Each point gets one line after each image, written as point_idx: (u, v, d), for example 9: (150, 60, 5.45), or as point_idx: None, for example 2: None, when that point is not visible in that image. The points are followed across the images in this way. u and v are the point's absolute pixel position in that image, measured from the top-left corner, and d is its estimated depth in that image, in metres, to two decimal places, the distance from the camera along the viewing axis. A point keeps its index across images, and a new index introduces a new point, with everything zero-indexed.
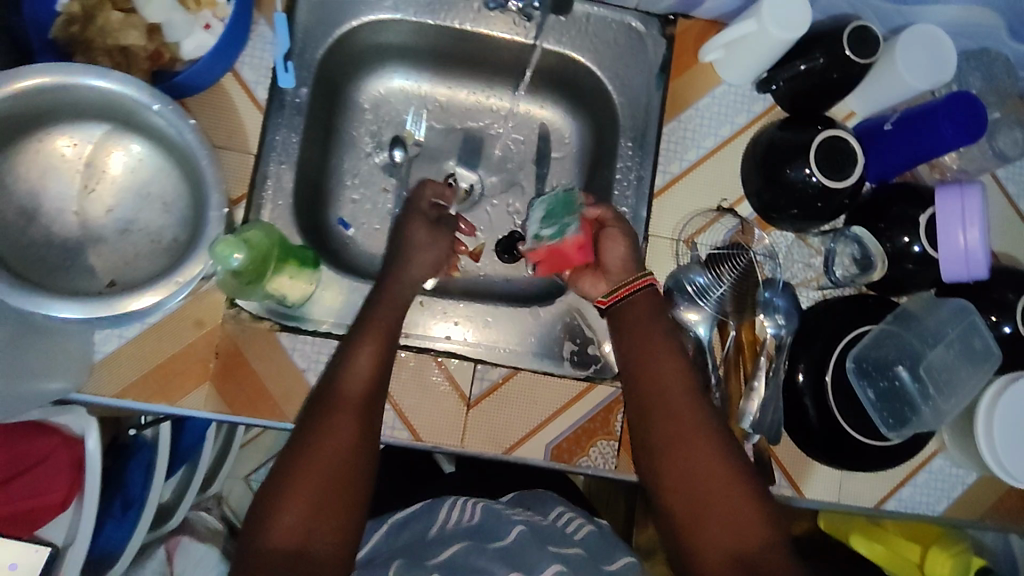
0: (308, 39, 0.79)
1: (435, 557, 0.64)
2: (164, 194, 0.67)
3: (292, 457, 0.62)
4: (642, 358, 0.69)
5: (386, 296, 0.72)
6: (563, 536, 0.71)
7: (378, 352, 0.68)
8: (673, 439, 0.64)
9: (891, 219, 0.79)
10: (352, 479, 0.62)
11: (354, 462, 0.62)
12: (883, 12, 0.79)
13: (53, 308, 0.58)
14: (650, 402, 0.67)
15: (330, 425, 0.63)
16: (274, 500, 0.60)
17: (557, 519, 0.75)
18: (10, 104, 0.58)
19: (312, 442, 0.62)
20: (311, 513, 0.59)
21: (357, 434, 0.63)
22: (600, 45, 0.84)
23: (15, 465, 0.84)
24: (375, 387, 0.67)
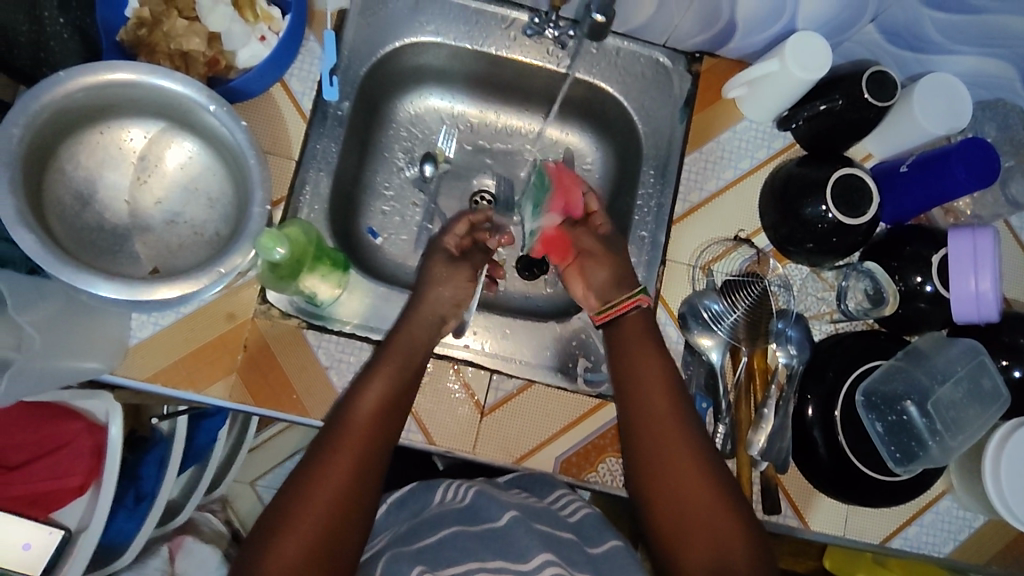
0: (354, 56, 0.84)
1: (420, 541, 0.67)
2: (210, 190, 0.71)
3: (310, 465, 0.64)
4: (645, 386, 0.72)
5: (422, 309, 0.76)
6: (557, 517, 0.71)
7: (398, 368, 0.71)
8: (670, 465, 0.67)
9: (903, 258, 0.80)
10: (366, 487, 0.64)
11: (370, 472, 0.65)
12: (902, 60, 0.82)
13: (96, 286, 0.60)
14: (650, 428, 0.69)
15: (348, 434, 0.66)
16: (291, 504, 0.62)
17: (551, 502, 0.74)
18: (82, 96, 0.62)
19: (329, 450, 0.65)
20: (327, 518, 0.61)
21: (373, 444, 0.66)
22: (628, 78, 0.88)
23: (37, 447, 0.86)
24: (392, 402, 0.69)
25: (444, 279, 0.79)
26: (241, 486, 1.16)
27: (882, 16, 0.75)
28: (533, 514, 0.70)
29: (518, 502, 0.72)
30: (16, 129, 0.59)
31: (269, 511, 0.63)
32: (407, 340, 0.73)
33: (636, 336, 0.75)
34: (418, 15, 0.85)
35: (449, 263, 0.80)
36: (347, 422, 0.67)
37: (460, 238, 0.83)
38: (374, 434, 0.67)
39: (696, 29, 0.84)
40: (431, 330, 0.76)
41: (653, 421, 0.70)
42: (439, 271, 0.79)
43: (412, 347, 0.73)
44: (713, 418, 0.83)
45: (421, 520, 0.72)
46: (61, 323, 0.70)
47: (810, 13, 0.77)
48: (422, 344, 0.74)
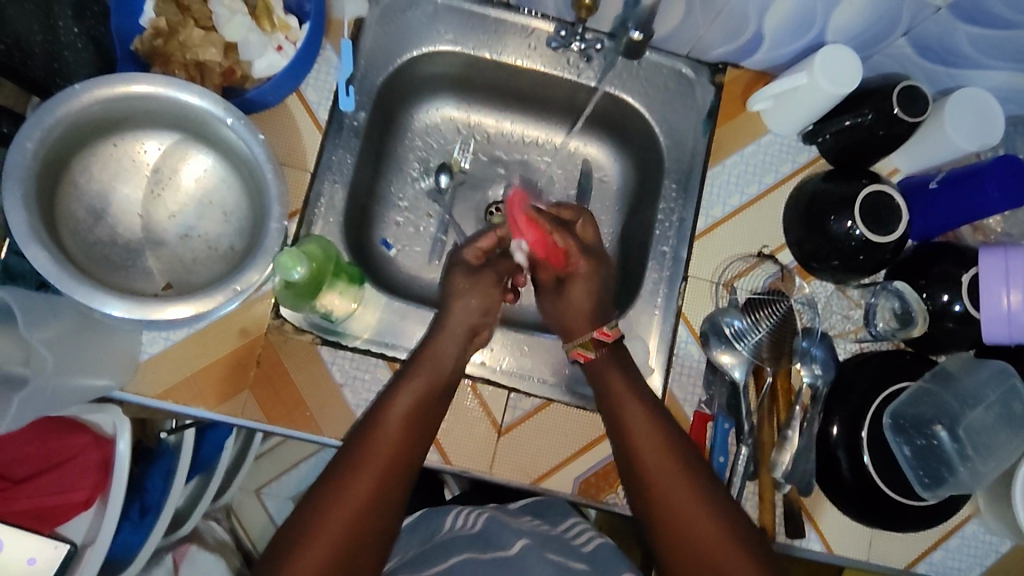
0: (370, 65, 0.82)
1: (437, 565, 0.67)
2: (225, 204, 0.69)
3: (330, 488, 0.63)
4: (642, 420, 0.71)
5: (446, 323, 0.74)
6: (571, 548, 0.71)
7: (422, 391, 0.70)
8: (677, 496, 0.67)
9: (933, 277, 0.78)
10: (383, 513, 0.63)
11: (389, 498, 0.64)
12: (933, 74, 0.80)
13: (104, 304, 0.59)
14: (654, 458, 0.69)
15: (368, 459, 0.65)
16: (306, 527, 0.61)
17: (564, 528, 0.75)
18: (97, 110, 0.61)
19: (349, 473, 0.64)
20: (341, 544, 0.60)
21: (394, 470, 0.65)
22: (650, 89, 0.86)
23: (42, 460, 0.81)
24: (416, 425, 0.68)
25: (465, 293, 0.76)
26: (246, 494, 1.13)
27: (914, 31, 0.74)
28: (545, 543, 0.70)
29: (531, 529, 0.72)
30: (30, 144, 0.58)
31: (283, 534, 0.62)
32: (432, 360, 0.72)
33: (612, 368, 0.75)
34: (436, 24, 0.83)
35: (470, 275, 0.78)
36: (370, 444, 0.66)
37: (481, 246, 0.80)
38: (396, 458, 0.66)
39: (721, 40, 0.82)
40: (460, 346, 0.74)
41: (659, 451, 0.69)
42: (460, 283, 0.77)
43: (438, 367, 0.72)
44: (735, 439, 0.81)
45: (433, 546, 0.71)
46: (76, 338, 0.68)
47: (841, 24, 0.76)
48: (449, 363, 0.72)
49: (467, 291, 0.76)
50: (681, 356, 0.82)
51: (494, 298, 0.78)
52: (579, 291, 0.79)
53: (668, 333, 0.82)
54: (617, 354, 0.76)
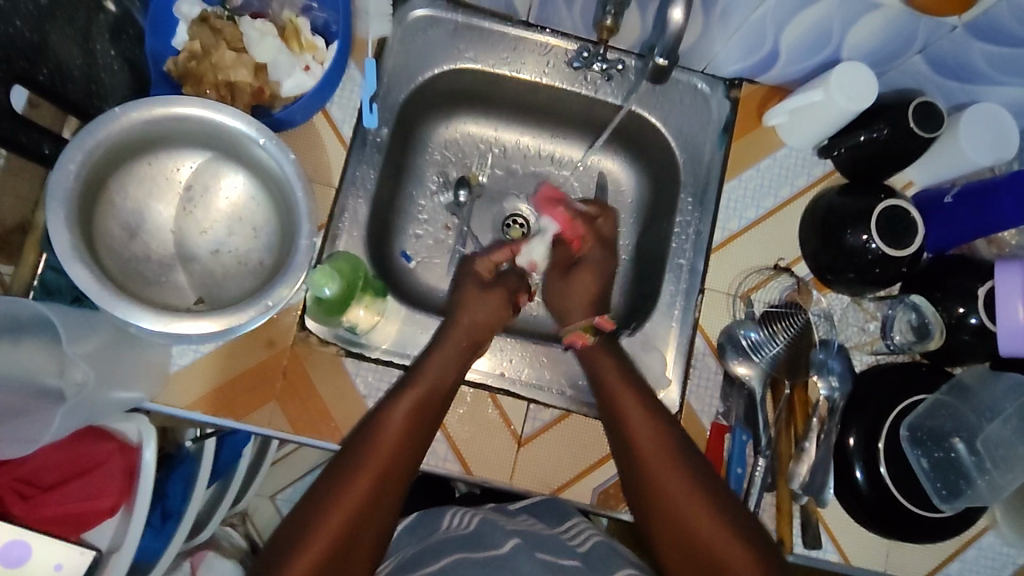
0: (393, 83, 0.84)
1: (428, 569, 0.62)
2: (254, 220, 0.72)
3: (328, 485, 0.63)
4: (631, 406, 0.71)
5: (453, 330, 0.76)
6: (563, 545, 0.67)
7: (426, 390, 0.70)
8: (676, 498, 0.66)
9: (947, 289, 0.79)
10: (378, 511, 0.63)
11: (386, 497, 0.64)
12: (947, 89, 0.82)
13: (139, 320, 0.60)
14: (637, 432, 0.70)
15: (369, 456, 0.65)
16: (303, 522, 0.61)
17: (562, 529, 0.71)
18: (136, 131, 0.64)
19: (349, 469, 0.64)
20: (335, 541, 0.60)
21: (393, 467, 0.65)
22: (667, 105, 0.88)
23: (66, 468, 0.83)
24: (418, 423, 0.68)
25: (474, 303, 0.78)
26: (261, 500, 1.16)
27: (930, 48, 0.76)
28: (537, 543, 0.66)
29: (523, 529, 0.68)
30: (73, 166, 0.60)
31: (282, 529, 0.62)
32: (437, 364, 0.72)
33: (606, 362, 0.76)
34: (457, 42, 0.85)
35: (482, 287, 0.80)
36: (371, 441, 0.66)
37: (493, 259, 0.84)
38: (396, 456, 0.66)
39: (737, 56, 0.84)
40: (464, 347, 0.75)
41: (641, 425, 0.70)
42: (470, 294, 0.79)
43: (445, 369, 0.72)
44: (753, 451, 0.81)
45: (426, 546, 0.67)
46: (114, 350, 0.70)
47: (856, 42, 0.78)
48: (454, 366, 0.73)
49: (473, 307, 0.77)
50: (698, 368, 0.83)
51: (501, 313, 0.79)
52: (586, 283, 0.83)
53: (685, 345, 0.83)
54: (609, 350, 0.77)
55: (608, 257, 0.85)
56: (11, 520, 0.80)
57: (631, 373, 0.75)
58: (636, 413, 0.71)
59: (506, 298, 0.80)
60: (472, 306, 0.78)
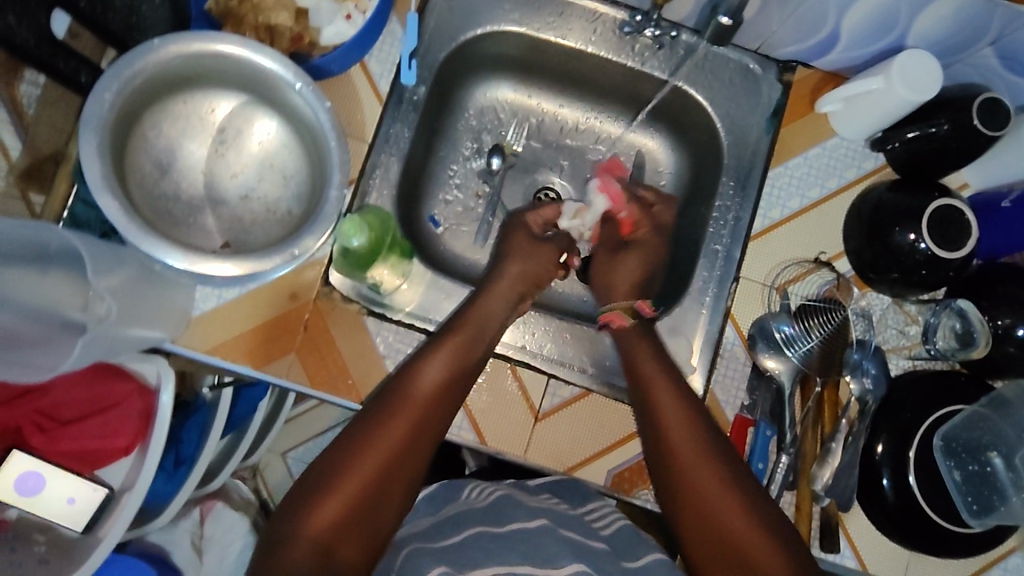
0: (434, 40, 0.82)
1: (439, 539, 0.60)
2: (285, 168, 0.71)
3: (338, 454, 0.59)
4: (664, 394, 0.67)
5: (499, 281, 0.74)
6: (587, 526, 0.65)
7: (458, 351, 0.67)
8: (711, 486, 0.62)
9: (996, 298, 0.75)
10: (396, 485, 0.59)
11: (403, 470, 0.59)
12: (1016, 86, 0.77)
13: (165, 255, 0.60)
14: (668, 409, 0.66)
15: (392, 421, 0.61)
16: (310, 492, 0.57)
17: (586, 511, 0.69)
18: (175, 64, 0.63)
19: (369, 434, 0.60)
20: (347, 513, 0.56)
21: (418, 435, 0.61)
22: (715, 84, 0.84)
23: (86, 405, 0.83)
24: (448, 388, 0.65)
25: (523, 255, 0.76)
26: (272, 455, 1.12)
27: (1004, 40, 0.71)
28: (562, 521, 0.63)
29: (547, 508, 0.65)
30: (109, 95, 0.59)
31: (289, 496, 0.58)
32: (474, 318, 0.70)
33: (642, 358, 0.71)
34: (503, 3, 0.83)
35: (532, 241, 0.78)
36: (393, 407, 0.62)
37: (542, 214, 0.81)
38: (422, 424, 0.62)
39: (793, 37, 0.80)
40: (506, 308, 0.73)
41: (675, 406, 0.67)
42: (521, 246, 0.77)
43: (481, 331, 0.70)
44: (776, 447, 0.79)
45: (435, 518, 0.65)
46: (140, 288, 0.69)
47: (923, 29, 0.73)
48: (490, 328, 0.71)
49: (519, 258, 0.76)
50: (726, 358, 0.80)
51: (549, 272, 0.78)
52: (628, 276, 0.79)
53: (714, 334, 0.80)
54: (646, 335, 0.73)
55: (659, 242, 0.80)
56: (32, 452, 0.82)
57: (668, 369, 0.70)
58: (675, 416, 0.66)
59: (556, 256, 0.78)
60: (517, 258, 0.76)
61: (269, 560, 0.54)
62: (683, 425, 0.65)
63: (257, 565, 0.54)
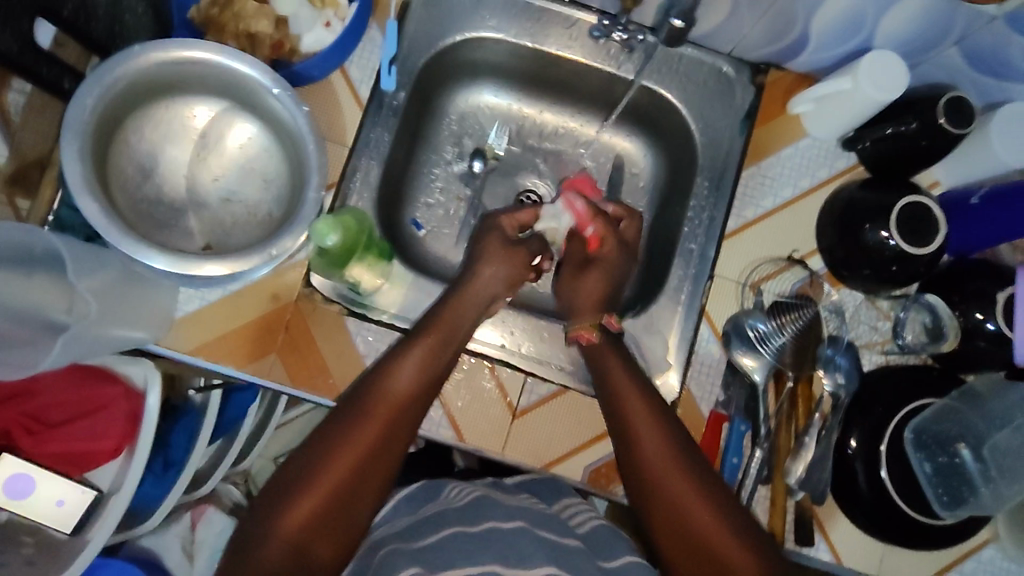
0: (414, 46, 0.84)
1: (417, 538, 0.60)
2: (265, 171, 0.73)
3: (310, 455, 0.60)
4: (637, 393, 0.68)
5: (469, 287, 0.72)
6: (566, 527, 0.65)
7: (433, 350, 0.67)
8: (679, 484, 0.64)
9: (967, 294, 0.76)
10: (371, 484, 0.60)
11: (377, 469, 0.61)
12: (982, 85, 0.79)
13: (145, 256, 0.61)
14: (638, 407, 0.67)
15: (366, 420, 0.62)
16: (285, 491, 0.58)
17: (561, 508, 0.71)
18: (154, 70, 0.64)
19: (343, 433, 0.61)
20: (320, 512, 0.58)
21: (392, 434, 0.62)
22: (689, 86, 0.86)
23: (73, 407, 0.83)
24: (422, 387, 0.65)
25: (495, 259, 0.74)
26: (264, 461, 1.14)
27: (968, 39, 0.73)
28: (540, 521, 0.63)
29: (526, 509, 0.66)
30: (90, 100, 0.61)
31: (264, 490, 0.60)
32: (448, 317, 0.70)
33: (608, 364, 0.71)
34: (481, 10, 0.85)
35: (506, 244, 0.75)
36: (363, 408, 0.62)
37: (517, 217, 0.78)
38: (395, 424, 0.63)
39: (765, 40, 0.82)
40: (480, 306, 0.72)
41: (645, 405, 0.67)
42: (493, 249, 0.74)
43: (453, 327, 0.70)
44: (751, 442, 0.80)
45: (416, 518, 0.65)
46: (121, 289, 0.71)
47: (889, 31, 0.75)
48: (464, 327, 0.71)
49: (493, 264, 0.73)
50: (700, 355, 0.82)
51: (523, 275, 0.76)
52: None
53: (689, 331, 0.81)
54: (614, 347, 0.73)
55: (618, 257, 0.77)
56: (18, 453, 0.82)
57: (634, 369, 0.70)
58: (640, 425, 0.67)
59: (529, 259, 0.76)
60: (487, 268, 0.73)
61: (245, 557, 0.56)
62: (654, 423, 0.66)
63: (233, 561, 0.57)
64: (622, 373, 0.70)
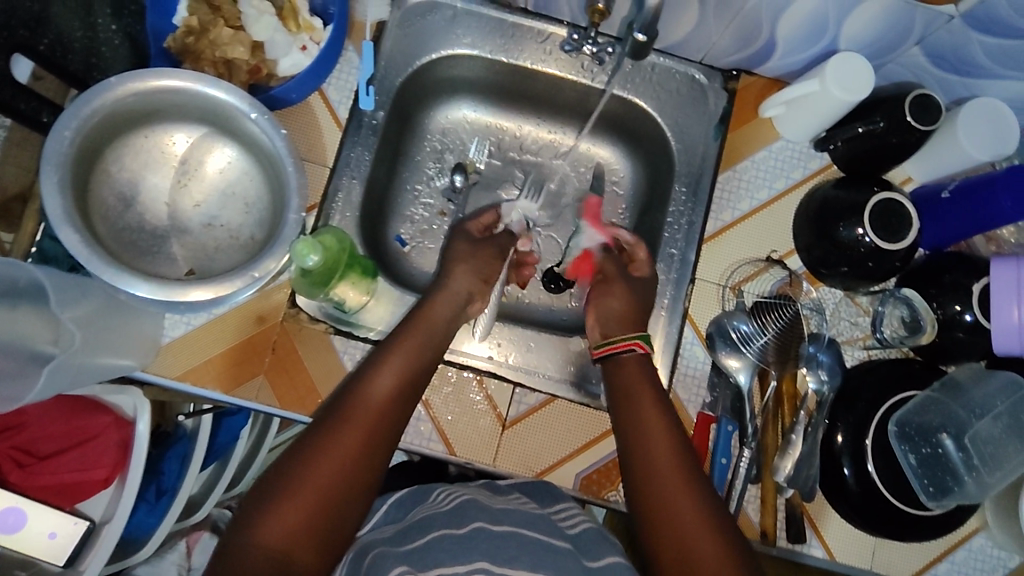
0: (391, 66, 0.85)
1: (408, 543, 0.61)
2: (247, 195, 0.74)
3: (296, 462, 0.60)
4: (643, 396, 0.72)
5: (447, 286, 0.77)
6: (554, 526, 0.65)
7: (413, 358, 0.70)
8: (673, 479, 0.65)
9: (943, 286, 0.78)
10: (355, 491, 0.60)
11: (360, 476, 0.61)
12: (947, 83, 0.81)
13: (129, 285, 0.62)
14: (643, 409, 0.70)
15: (349, 428, 0.63)
16: (269, 500, 0.58)
17: (553, 511, 0.70)
18: (132, 101, 0.65)
19: (325, 443, 0.61)
20: (306, 519, 0.58)
21: (372, 442, 0.63)
22: (662, 94, 0.88)
23: (63, 438, 0.83)
24: (401, 397, 0.67)
25: (468, 260, 0.80)
26: None
27: (928, 39, 0.75)
28: (526, 522, 0.63)
29: (511, 510, 0.66)
30: (68, 132, 0.62)
31: (246, 502, 0.59)
32: (428, 327, 0.73)
33: (631, 375, 0.74)
34: (456, 27, 0.86)
35: (472, 244, 0.83)
36: (349, 414, 0.64)
37: (482, 221, 0.86)
38: (381, 430, 0.64)
39: (734, 47, 0.83)
40: (450, 316, 0.76)
41: (648, 407, 0.70)
42: (461, 249, 0.81)
43: (432, 337, 0.73)
44: (739, 442, 0.81)
45: (407, 524, 0.65)
46: (105, 317, 0.71)
47: (853, 34, 0.77)
48: (442, 337, 0.74)
49: (464, 260, 0.80)
50: (686, 358, 0.83)
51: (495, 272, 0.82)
52: None
53: (674, 335, 0.83)
54: (636, 361, 0.75)
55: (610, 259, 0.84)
56: (8, 487, 0.82)
57: (637, 381, 0.73)
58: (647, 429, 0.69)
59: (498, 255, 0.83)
60: (460, 267, 0.79)
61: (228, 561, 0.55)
62: (651, 421, 0.69)
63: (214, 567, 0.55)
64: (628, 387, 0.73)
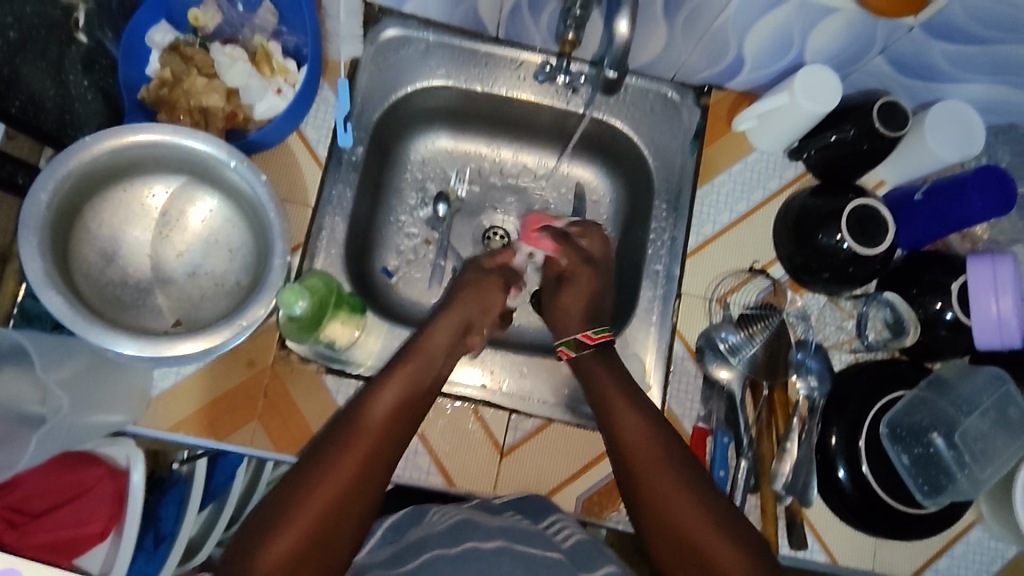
0: (367, 103, 0.85)
1: (404, 565, 0.60)
2: (230, 241, 0.73)
3: (288, 491, 0.60)
4: (632, 402, 0.71)
5: (445, 321, 0.76)
6: (548, 541, 0.65)
7: (407, 382, 0.70)
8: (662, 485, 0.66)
9: (923, 285, 0.79)
10: (347, 523, 0.60)
11: (353, 508, 0.61)
12: (913, 89, 0.83)
13: (116, 342, 0.61)
14: (633, 417, 0.70)
15: (342, 454, 0.63)
16: (263, 530, 0.58)
17: (548, 526, 0.69)
18: (106, 158, 0.65)
19: (319, 474, 0.61)
20: (298, 552, 0.57)
21: (366, 471, 0.63)
22: (637, 114, 0.89)
23: (55, 494, 0.80)
24: (396, 427, 0.67)
25: (470, 287, 0.80)
26: None
27: (890, 48, 0.76)
28: (520, 538, 0.63)
29: (504, 526, 0.65)
30: (44, 194, 0.62)
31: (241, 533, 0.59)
32: (423, 353, 0.73)
33: (616, 382, 0.74)
34: (430, 60, 0.87)
35: (482, 274, 0.82)
36: (343, 441, 0.64)
37: (495, 257, 0.85)
38: (376, 458, 0.64)
39: (703, 64, 0.85)
40: (450, 345, 0.75)
41: (637, 415, 0.70)
42: (468, 280, 0.81)
43: (427, 362, 0.72)
44: (735, 453, 0.81)
45: (402, 545, 0.64)
46: (92, 374, 0.71)
47: (818, 47, 0.78)
48: (438, 361, 0.73)
49: (469, 289, 0.80)
50: (677, 372, 0.84)
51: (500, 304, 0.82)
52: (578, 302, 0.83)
53: (664, 348, 0.84)
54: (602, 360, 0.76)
55: (594, 275, 0.82)
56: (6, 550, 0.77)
57: (633, 390, 0.73)
58: (643, 436, 0.69)
59: (504, 284, 0.83)
60: (463, 301, 0.78)
61: None
62: (641, 429, 0.69)
63: None
64: (618, 392, 0.72)
